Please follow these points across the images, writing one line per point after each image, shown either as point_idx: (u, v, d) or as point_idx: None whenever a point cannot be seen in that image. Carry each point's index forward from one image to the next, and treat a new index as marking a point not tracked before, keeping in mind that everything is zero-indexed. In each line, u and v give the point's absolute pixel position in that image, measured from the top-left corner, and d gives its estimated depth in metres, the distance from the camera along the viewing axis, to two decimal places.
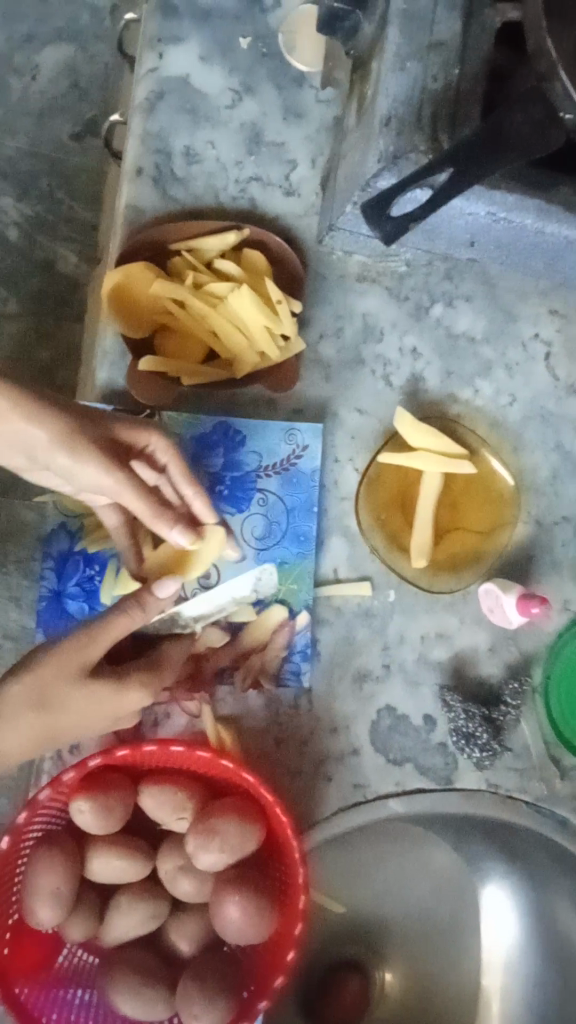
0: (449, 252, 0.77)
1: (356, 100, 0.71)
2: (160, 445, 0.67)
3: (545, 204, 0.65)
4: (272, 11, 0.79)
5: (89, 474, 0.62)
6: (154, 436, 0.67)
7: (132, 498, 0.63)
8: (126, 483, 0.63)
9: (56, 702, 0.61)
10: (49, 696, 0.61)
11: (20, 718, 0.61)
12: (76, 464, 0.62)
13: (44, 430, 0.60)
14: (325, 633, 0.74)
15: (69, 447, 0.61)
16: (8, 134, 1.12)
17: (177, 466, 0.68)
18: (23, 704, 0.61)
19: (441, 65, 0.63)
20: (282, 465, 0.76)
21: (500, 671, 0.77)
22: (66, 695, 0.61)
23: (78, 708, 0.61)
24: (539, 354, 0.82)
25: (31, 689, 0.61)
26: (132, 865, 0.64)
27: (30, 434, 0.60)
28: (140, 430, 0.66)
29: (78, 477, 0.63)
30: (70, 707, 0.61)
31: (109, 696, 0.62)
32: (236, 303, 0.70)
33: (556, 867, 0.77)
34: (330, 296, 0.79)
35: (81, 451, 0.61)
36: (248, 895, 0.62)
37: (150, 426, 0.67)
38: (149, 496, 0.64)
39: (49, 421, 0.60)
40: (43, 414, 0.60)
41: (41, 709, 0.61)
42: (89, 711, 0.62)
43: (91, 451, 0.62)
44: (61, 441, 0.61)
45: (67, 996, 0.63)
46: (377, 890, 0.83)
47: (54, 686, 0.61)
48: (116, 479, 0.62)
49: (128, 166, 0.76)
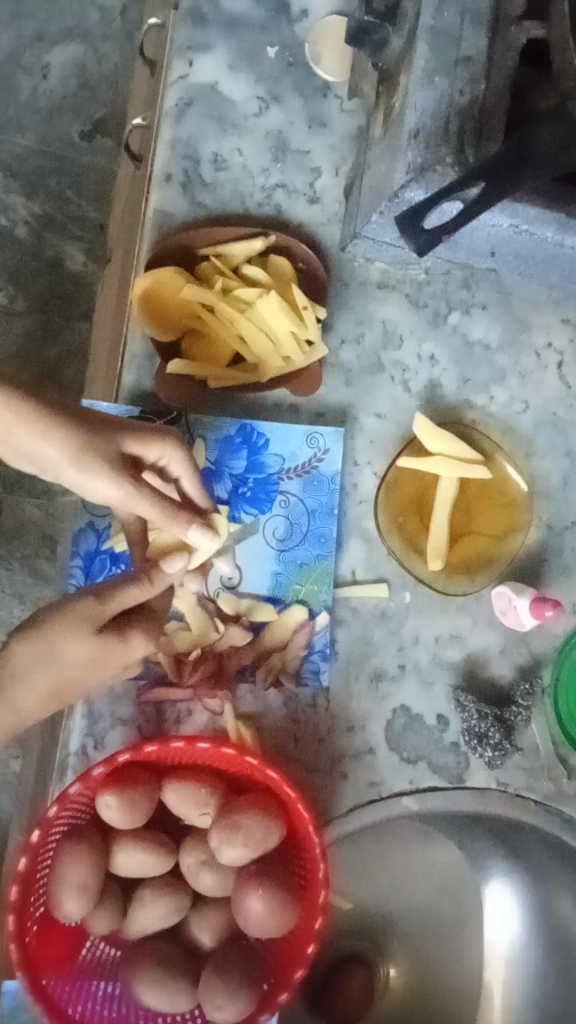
0: (469, 261, 0.79)
1: (382, 112, 0.72)
2: (175, 459, 0.66)
3: (566, 217, 0.66)
4: (298, 22, 0.81)
5: (101, 489, 0.61)
6: (167, 449, 0.65)
7: (146, 508, 0.62)
8: (139, 497, 0.62)
9: (66, 656, 0.59)
10: (59, 652, 0.59)
11: (31, 678, 0.59)
12: (87, 478, 0.61)
13: (56, 447, 0.60)
14: (343, 633, 0.76)
15: (80, 460, 0.60)
16: (18, 132, 1.12)
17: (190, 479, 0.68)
18: (32, 662, 0.59)
19: (468, 80, 0.64)
20: (303, 468, 0.77)
21: (511, 673, 0.79)
22: (75, 648, 0.59)
23: (88, 660, 0.60)
24: (551, 363, 0.84)
25: (40, 647, 0.59)
26: (155, 859, 0.65)
27: (42, 450, 0.60)
28: (154, 444, 0.64)
29: (89, 490, 0.62)
30: (79, 657, 0.60)
31: (118, 644, 0.62)
32: (263, 309, 0.71)
33: (559, 865, 0.78)
34: (351, 302, 0.81)
35: (92, 467, 0.61)
36: (271, 889, 0.63)
37: (164, 437, 0.65)
38: (165, 502, 0.63)
39: (60, 435, 0.60)
40: (54, 425, 0.60)
41: (50, 663, 0.59)
42: (98, 659, 0.61)
43: (102, 465, 0.61)
44: (70, 455, 0.61)
45: (90, 987, 0.65)
46: (382, 887, 0.85)
47: (63, 641, 0.59)
48: (127, 495, 0.61)
49: (157, 171, 0.77)
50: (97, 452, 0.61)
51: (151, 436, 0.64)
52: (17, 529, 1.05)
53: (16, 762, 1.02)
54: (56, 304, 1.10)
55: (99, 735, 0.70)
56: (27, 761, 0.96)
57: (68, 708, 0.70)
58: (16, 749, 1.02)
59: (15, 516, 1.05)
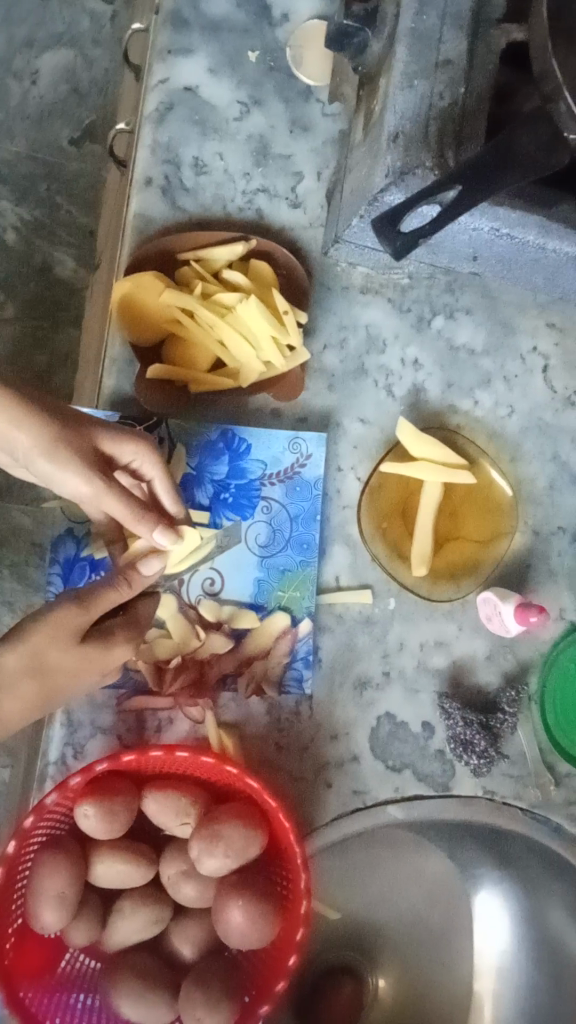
0: (452, 265, 0.78)
1: (363, 115, 0.72)
2: (147, 460, 0.66)
3: (547, 220, 0.66)
4: (280, 26, 0.81)
5: (71, 482, 0.62)
6: (140, 452, 0.65)
7: (117, 508, 0.62)
8: (107, 492, 0.62)
9: (51, 668, 0.60)
10: (44, 661, 0.60)
11: (18, 686, 0.59)
12: (58, 472, 0.62)
13: (28, 439, 0.60)
14: (326, 640, 0.75)
15: (50, 452, 0.61)
16: (7, 137, 1.12)
17: (162, 480, 0.67)
18: (19, 672, 0.59)
19: (447, 83, 0.63)
20: (286, 473, 0.76)
21: (498, 680, 0.78)
22: (58, 657, 0.60)
23: (72, 668, 0.61)
24: (537, 366, 0.84)
25: (28, 658, 0.59)
26: (135, 869, 0.65)
27: (14, 440, 0.61)
28: (125, 442, 0.65)
29: (60, 482, 0.63)
30: (64, 665, 0.60)
31: (98, 653, 0.62)
32: (244, 314, 0.71)
33: (548, 874, 0.78)
34: (335, 306, 0.80)
35: (63, 459, 0.61)
36: (251, 900, 0.62)
37: (137, 437, 0.65)
38: (133, 502, 0.63)
39: (34, 429, 0.60)
40: (28, 421, 0.60)
41: (37, 674, 0.59)
42: (80, 667, 0.61)
43: (75, 463, 0.62)
44: (42, 449, 0.61)
45: (69, 1000, 0.64)
46: (371, 896, 0.84)
47: (50, 651, 0.60)
48: (96, 489, 0.62)
49: (138, 176, 0.77)
50: (69, 446, 0.62)
51: (125, 436, 0.64)
52: (7, 535, 1.03)
53: (4, 771, 1.01)
54: (46, 309, 1.09)
55: (79, 743, 0.69)
56: (14, 771, 0.95)
57: (48, 717, 0.70)
58: (5, 760, 1.01)
59: (5, 523, 1.04)
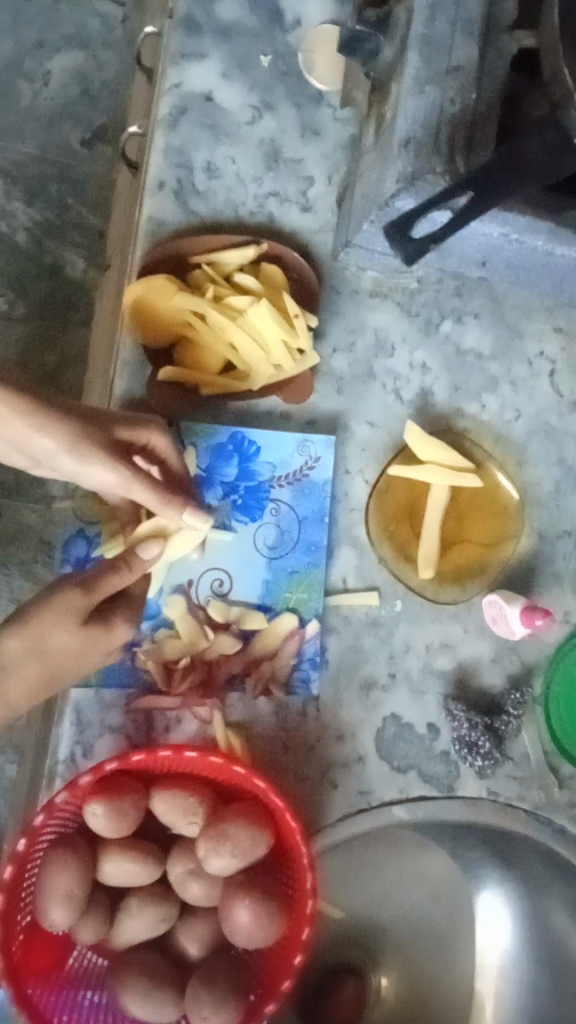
0: (461, 270, 0.79)
1: (374, 121, 0.72)
2: (159, 440, 0.67)
3: (556, 226, 0.66)
4: (291, 30, 0.81)
5: (98, 473, 0.63)
6: (152, 431, 0.67)
7: (141, 493, 0.63)
8: (134, 482, 0.63)
9: (57, 652, 0.61)
10: (49, 646, 0.60)
11: (22, 668, 0.60)
12: (83, 464, 0.62)
13: (52, 439, 0.61)
14: (333, 641, 0.76)
15: (73, 447, 0.62)
16: (16, 137, 1.12)
17: (174, 458, 0.69)
18: (22, 654, 0.60)
19: (459, 91, 0.64)
20: (294, 476, 0.77)
21: (503, 682, 0.78)
22: (61, 638, 0.61)
23: (75, 647, 0.61)
24: (544, 371, 0.84)
25: (29, 638, 0.60)
26: (143, 868, 0.65)
27: (37, 442, 0.61)
28: (140, 427, 0.66)
29: (85, 475, 0.63)
30: (68, 646, 0.61)
31: (102, 635, 0.63)
32: (255, 318, 0.72)
33: (551, 875, 0.78)
34: (343, 310, 0.81)
35: (88, 452, 0.62)
36: (258, 900, 0.63)
37: (149, 421, 0.66)
38: (158, 488, 0.64)
39: (52, 426, 0.61)
40: (46, 421, 0.61)
41: (39, 655, 0.60)
42: (85, 651, 0.62)
43: (97, 454, 0.62)
44: (67, 445, 0.61)
45: (76, 997, 0.64)
46: (375, 894, 0.84)
47: (54, 636, 0.61)
48: (121, 478, 0.63)
49: (150, 179, 0.77)
50: (91, 438, 0.62)
51: (138, 422, 0.66)
52: (15, 533, 1.04)
53: (10, 768, 1.01)
54: (54, 308, 1.10)
55: (88, 743, 0.70)
56: (20, 768, 0.96)
57: (57, 715, 0.70)
58: (11, 756, 1.01)
59: (13, 521, 1.04)
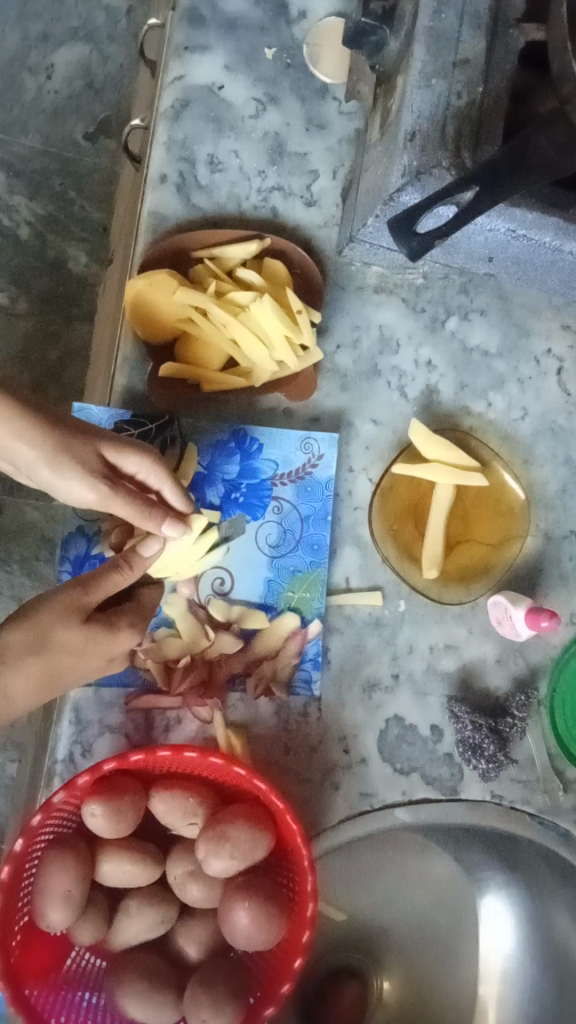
0: (467, 266, 0.78)
1: (380, 114, 0.71)
2: (153, 472, 0.65)
3: (564, 222, 0.65)
4: (297, 23, 0.80)
5: (76, 491, 0.62)
6: (145, 465, 0.65)
7: (122, 508, 0.62)
8: (114, 498, 0.62)
9: (56, 644, 0.59)
10: (50, 639, 0.59)
11: (21, 664, 0.58)
12: (63, 480, 0.61)
13: (29, 449, 0.60)
14: (335, 641, 0.75)
15: (52, 462, 0.61)
16: (22, 133, 1.11)
17: (172, 488, 0.66)
18: (23, 650, 0.59)
19: (465, 83, 0.63)
20: (297, 474, 0.76)
21: (507, 684, 0.77)
22: (63, 635, 0.60)
23: (77, 646, 0.60)
24: (551, 368, 0.83)
25: (32, 633, 0.59)
26: (142, 870, 0.64)
27: (17, 452, 0.60)
28: (129, 453, 0.64)
29: (65, 492, 0.62)
30: (70, 644, 0.60)
31: (103, 633, 0.62)
32: (257, 313, 0.70)
33: (556, 879, 0.77)
34: (348, 305, 0.80)
35: (67, 467, 0.61)
36: (258, 903, 0.62)
37: (140, 449, 0.64)
38: (141, 503, 0.63)
39: (33, 437, 0.60)
40: (29, 430, 0.60)
41: (41, 650, 0.59)
42: (85, 648, 0.61)
43: (78, 470, 0.61)
44: (45, 458, 0.60)
45: (74, 998, 0.64)
46: (377, 897, 0.83)
47: (54, 628, 0.60)
48: (100, 495, 0.62)
49: (153, 173, 0.77)
50: (72, 454, 0.61)
51: (128, 449, 0.64)
52: (17, 529, 1.03)
53: (11, 766, 1.00)
54: (58, 305, 1.09)
55: (87, 742, 0.69)
56: (20, 767, 0.95)
57: (56, 715, 0.70)
58: (11, 756, 1.00)
59: (15, 517, 1.03)
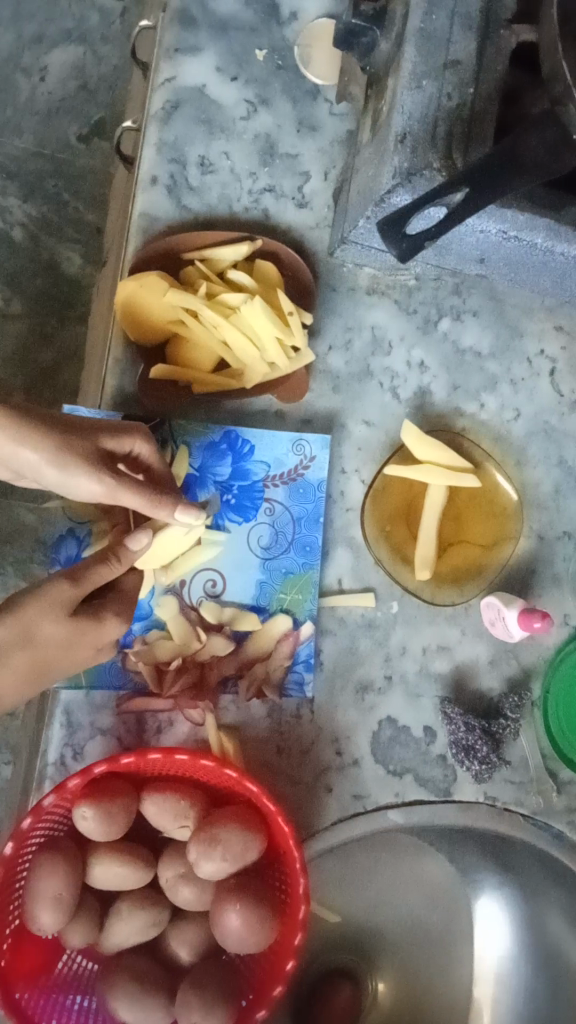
0: (459, 267, 0.77)
1: (370, 115, 0.71)
2: (144, 446, 0.66)
3: (555, 223, 0.65)
4: (288, 25, 0.80)
5: (83, 486, 0.62)
6: (138, 440, 0.65)
7: (129, 497, 0.62)
8: (124, 488, 0.62)
9: (42, 639, 0.59)
10: (36, 634, 0.59)
11: (10, 659, 0.58)
12: (71, 478, 0.61)
13: (34, 453, 0.60)
14: (328, 643, 0.75)
15: (58, 463, 0.60)
16: (16, 134, 1.11)
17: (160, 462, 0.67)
18: (11, 644, 0.59)
19: (456, 84, 0.63)
20: (289, 476, 0.76)
21: (500, 685, 0.77)
22: (49, 628, 0.59)
23: (62, 641, 0.60)
24: (544, 370, 0.83)
25: (19, 628, 0.58)
26: (133, 872, 0.64)
27: (21, 459, 0.60)
28: (124, 436, 0.64)
29: (71, 489, 0.62)
30: (56, 637, 0.60)
31: (90, 626, 0.62)
32: (248, 315, 0.70)
33: (549, 880, 0.77)
34: (340, 307, 0.80)
35: (72, 466, 0.61)
36: (250, 905, 0.62)
37: (134, 428, 0.65)
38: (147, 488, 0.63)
39: (36, 440, 0.59)
40: (33, 436, 0.59)
41: (27, 645, 0.59)
42: (71, 640, 0.61)
43: (84, 463, 0.61)
44: (52, 458, 0.60)
45: (66, 1001, 0.64)
46: (372, 899, 0.83)
47: (40, 624, 0.59)
48: (109, 487, 0.62)
49: (144, 174, 0.76)
50: (76, 451, 0.61)
51: (123, 430, 0.64)
52: (12, 531, 1.03)
53: (6, 768, 1.00)
54: (53, 306, 1.09)
55: (78, 744, 0.69)
56: (14, 770, 0.95)
57: (47, 717, 0.70)
58: (6, 757, 1.00)
59: (10, 519, 1.03)
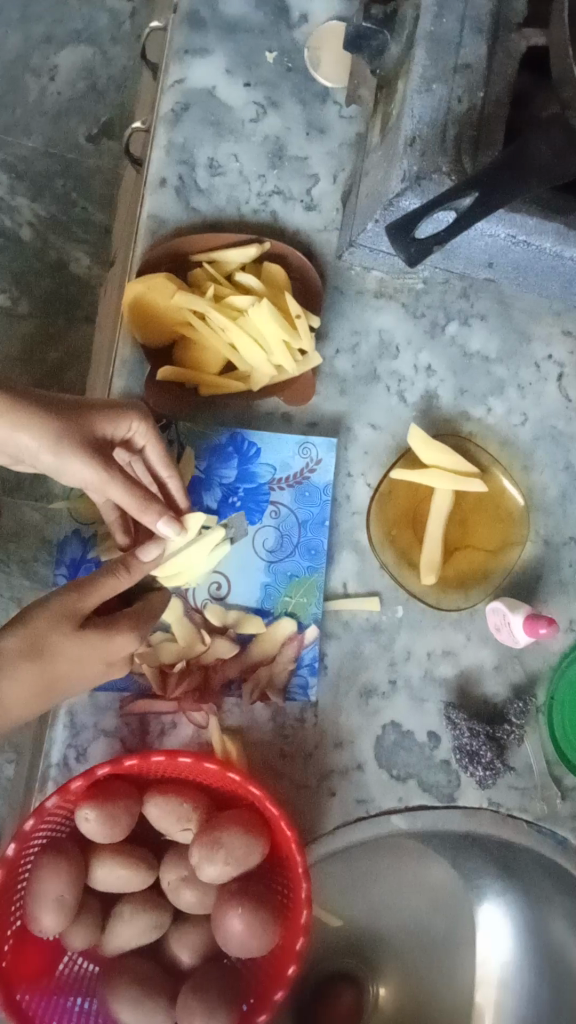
0: (467, 270, 0.77)
1: (380, 118, 0.71)
2: (140, 430, 0.65)
3: (564, 228, 0.65)
4: (298, 27, 0.80)
5: (77, 472, 0.61)
6: (135, 423, 0.65)
7: (118, 494, 0.61)
8: (112, 481, 0.61)
9: (52, 652, 0.60)
10: (45, 645, 0.60)
11: (18, 670, 0.59)
12: (65, 463, 0.61)
13: (33, 438, 0.60)
14: (332, 647, 0.75)
15: (55, 448, 0.61)
16: (25, 134, 1.11)
17: (157, 444, 0.67)
18: (19, 655, 0.59)
19: (466, 87, 0.62)
20: (295, 479, 0.76)
21: (505, 691, 0.77)
22: (58, 640, 0.60)
23: (74, 653, 0.61)
24: (551, 374, 0.83)
25: (26, 638, 0.60)
26: (136, 875, 0.64)
27: (20, 443, 0.61)
28: (120, 419, 0.64)
29: (65, 472, 0.62)
30: (66, 650, 0.60)
31: (100, 639, 0.62)
32: (256, 317, 0.70)
33: (553, 887, 0.77)
34: (347, 310, 0.80)
35: (67, 453, 0.61)
36: (252, 910, 0.62)
37: (129, 412, 0.64)
38: (137, 490, 0.62)
39: (35, 426, 0.60)
40: (31, 420, 0.60)
41: (37, 657, 0.59)
42: (83, 658, 0.61)
43: (77, 448, 0.61)
44: (47, 440, 0.60)
45: (66, 1003, 0.64)
46: (376, 903, 0.83)
47: (49, 635, 0.60)
48: (100, 477, 0.61)
49: (153, 176, 0.76)
50: (72, 437, 0.61)
51: (119, 413, 0.64)
52: (17, 531, 1.03)
53: (9, 767, 1.00)
54: (60, 306, 1.09)
55: (81, 746, 0.69)
56: (17, 769, 0.95)
57: (51, 718, 0.70)
58: (9, 757, 1.00)
59: (15, 519, 1.03)
